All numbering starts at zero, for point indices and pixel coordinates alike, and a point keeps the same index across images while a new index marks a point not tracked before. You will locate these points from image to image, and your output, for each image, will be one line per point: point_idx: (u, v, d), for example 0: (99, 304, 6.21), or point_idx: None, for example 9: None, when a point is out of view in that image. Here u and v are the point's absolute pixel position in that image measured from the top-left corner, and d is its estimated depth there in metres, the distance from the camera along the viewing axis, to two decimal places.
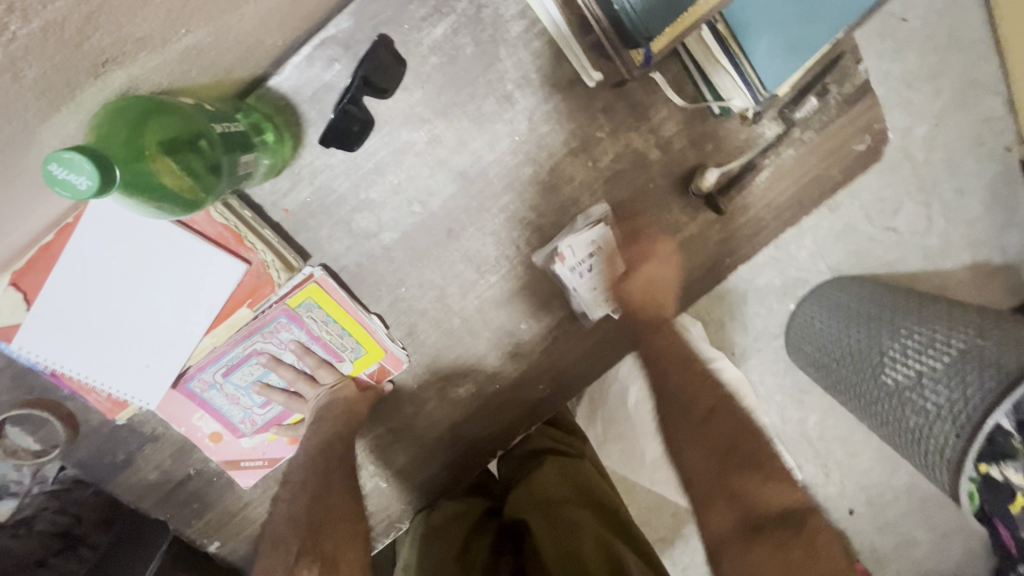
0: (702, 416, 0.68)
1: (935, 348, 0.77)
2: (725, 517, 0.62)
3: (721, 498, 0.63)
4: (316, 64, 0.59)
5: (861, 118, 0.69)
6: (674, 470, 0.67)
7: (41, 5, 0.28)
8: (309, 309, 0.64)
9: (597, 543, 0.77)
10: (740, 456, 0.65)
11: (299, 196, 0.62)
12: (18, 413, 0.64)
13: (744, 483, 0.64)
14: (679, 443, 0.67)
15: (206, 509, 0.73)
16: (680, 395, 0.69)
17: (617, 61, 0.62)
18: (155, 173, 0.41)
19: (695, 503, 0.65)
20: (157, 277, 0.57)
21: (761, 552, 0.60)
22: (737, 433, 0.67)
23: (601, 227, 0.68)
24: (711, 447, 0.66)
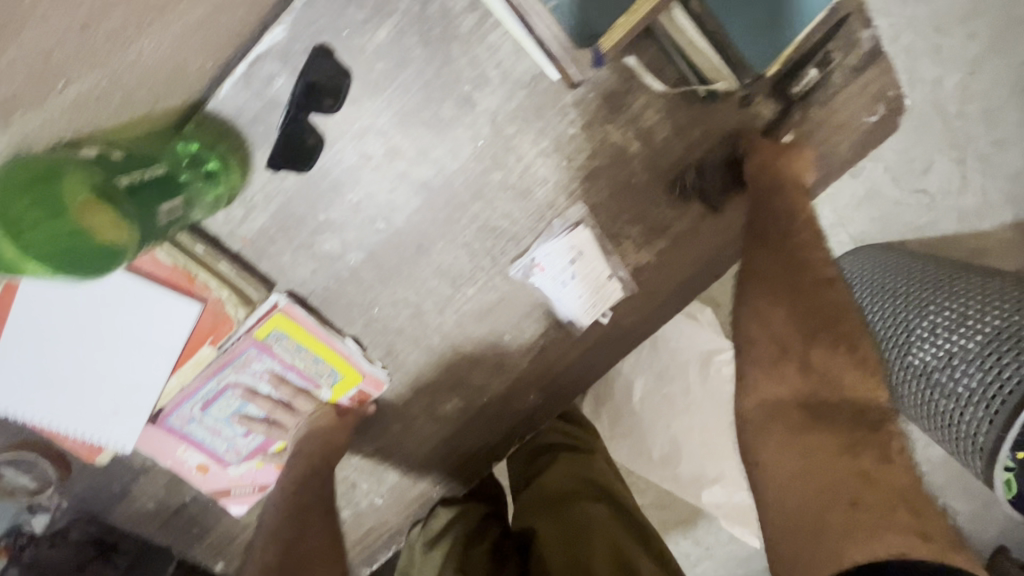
0: (807, 281, 0.63)
1: (967, 326, 0.72)
2: (785, 390, 0.63)
3: (795, 369, 0.62)
4: (255, 83, 0.54)
5: (870, 86, 0.61)
6: (750, 328, 0.65)
7: None
8: (278, 339, 0.62)
9: (608, 551, 0.72)
10: (834, 335, 0.62)
11: (256, 223, 0.59)
12: (7, 455, 0.64)
13: (827, 363, 0.62)
14: (756, 302, 0.64)
15: (206, 533, 0.73)
16: (793, 254, 0.64)
17: (564, 61, 0.54)
18: (71, 227, 0.37)
19: (755, 363, 0.65)
20: (114, 325, 0.56)
21: (811, 440, 0.61)
22: (839, 311, 0.62)
23: (579, 230, 0.63)
24: (804, 315, 0.62)
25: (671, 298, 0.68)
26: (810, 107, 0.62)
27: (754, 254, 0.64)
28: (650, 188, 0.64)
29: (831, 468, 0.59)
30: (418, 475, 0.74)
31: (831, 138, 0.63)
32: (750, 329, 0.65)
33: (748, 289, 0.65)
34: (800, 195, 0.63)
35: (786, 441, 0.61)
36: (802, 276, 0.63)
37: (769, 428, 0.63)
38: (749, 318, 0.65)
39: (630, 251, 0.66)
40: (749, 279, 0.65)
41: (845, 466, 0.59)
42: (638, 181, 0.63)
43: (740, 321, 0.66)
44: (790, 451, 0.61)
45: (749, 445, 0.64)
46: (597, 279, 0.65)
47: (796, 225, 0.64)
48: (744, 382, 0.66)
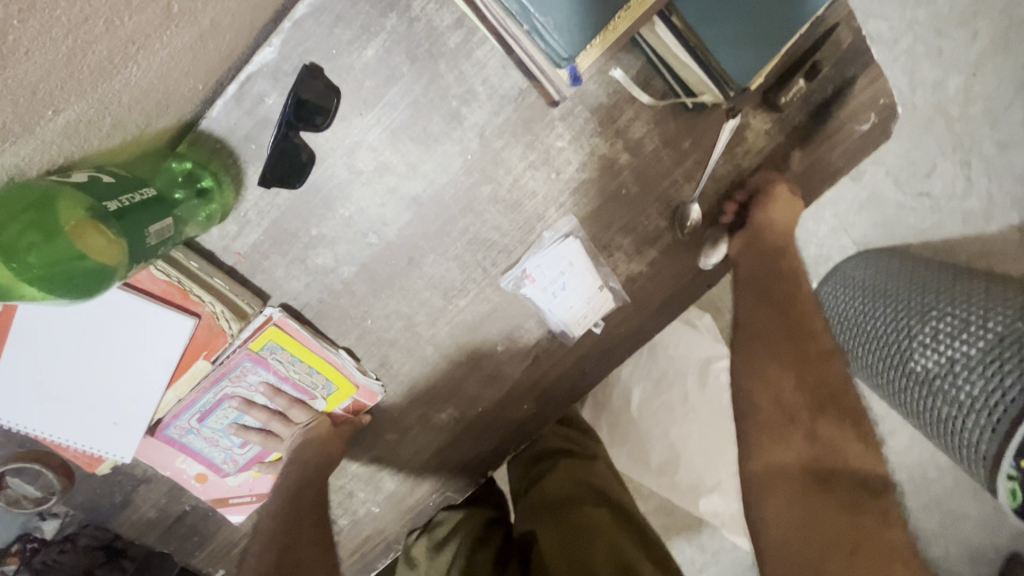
0: (812, 354, 0.65)
1: (970, 332, 0.72)
2: (790, 455, 0.63)
3: (801, 436, 0.63)
4: (246, 102, 0.56)
5: (859, 95, 0.61)
6: (754, 392, 0.65)
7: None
8: (272, 351, 0.63)
9: (608, 555, 0.70)
10: (840, 408, 0.64)
11: (250, 238, 0.60)
12: (12, 467, 0.66)
13: (834, 435, 0.63)
14: (763, 365, 0.66)
15: (207, 540, 0.74)
16: (796, 324, 0.66)
17: (543, 79, 0.56)
18: (72, 251, 0.38)
19: (762, 428, 0.65)
20: (111, 339, 0.57)
21: (817, 506, 0.62)
22: (842, 384, 0.65)
23: (570, 241, 0.64)
24: (810, 385, 0.64)
25: (663, 307, 0.68)
26: (799, 116, 0.62)
27: (755, 315, 0.67)
28: (639, 199, 0.64)
29: (839, 531, 0.60)
30: (413, 485, 0.74)
31: (821, 147, 0.63)
32: (754, 392, 0.66)
33: (750, 352, 0.67)
34: (792, 255, 0.68)
35: (790, 504, 0.62)
36: (808, 348, 0.65)
37: (774, 491, 0.63)
38: (754, 380, 0.66)
39: (621, 262, 0.66)
40: (747, 336, 0.68)
41: (849, 530, 0.60)
42: (628, 193, 0.64)
43: (744, 382, 0.66)
44: (794, 514, 0.62)
45: (752, 505, 0.65)
46: (588, 290, 0.65)
47: (795, 296, 0.67)
48: (748, 445, 0.65)
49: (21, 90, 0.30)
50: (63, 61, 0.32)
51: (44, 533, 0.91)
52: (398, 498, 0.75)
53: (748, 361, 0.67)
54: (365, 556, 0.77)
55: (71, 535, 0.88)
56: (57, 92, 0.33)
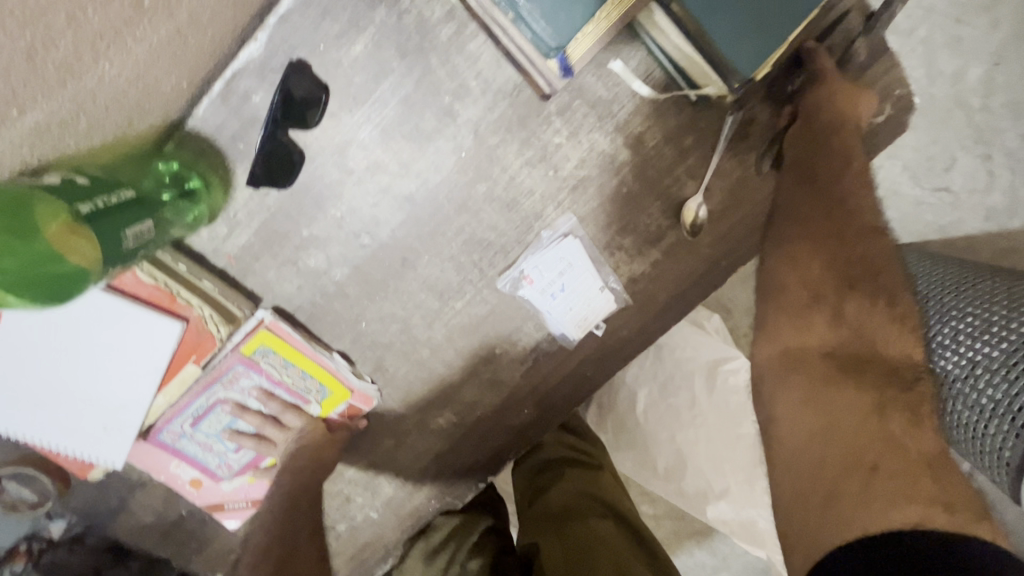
0: (848, 229, 0.55)
1: (992, 334, 0.68)
2: (809, 339, 0.55)
3: (823, 318, 0.54)
4: (233, 101, 0.54)
5: (876, 85, 0.60)
6: (773, 274, 0.58)
7: None
8: (264, 355, 0.62)
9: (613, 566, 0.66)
10: (875, 285, 0.53)
11: (240, 240, 0.59)
12: (8, 472, 0.65)
13: (864, 319, 0.52)
14: (787, 243, 0.57)
15: (204, 545, 0.73)
16: (833, 193, 0.56)
17: (532, 71, 0.53)
18: (49, 253, 0.36)
19: (782, 309, 0.57)
20: (98, 344, 0.56)
21: (833, 393, 0.52)
22: (882, 262, 0.53)
23: (569, 241, 0.62)
24: (840, 261, 0.54)
25: (666, 309, 0.66)
26: None
27: (790, 197, 0.58)
28: (641, 197, 0.62)
29: (855, 424, 0.50)
30: (411, 490, 0.73)
31: None
32: (778, 274, 0.58)
33: (778, 229, 0.58)
34: (850, 134, 0.56)
35: (805, 392, 0.53)
36: (846, 222, 0.55)
37: (790, 381, 0.55)
38: (779, 261, 0.58)
39: (623, 262, 0.63)
40: (779, 214, 0.58)
41: (869, 425, 0.50)
42: (629, 190, 0.61)
43: (769, 260, 0.59)
44: (809, 409, 0.53)
45: (766, 393, 0.57)
46: (589, 291, 0.63)
47: (841, 160, 0.56)
48: (764, 329, 0.59)
49: None
50: (23, 58, 0.31)
51: (50, 534, 0.89)
52: (396, 503, 0.73)
53: (776, 241, 0.58)
54: (363, 563, 0.76)
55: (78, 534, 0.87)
56: (20, 91, 0.32)
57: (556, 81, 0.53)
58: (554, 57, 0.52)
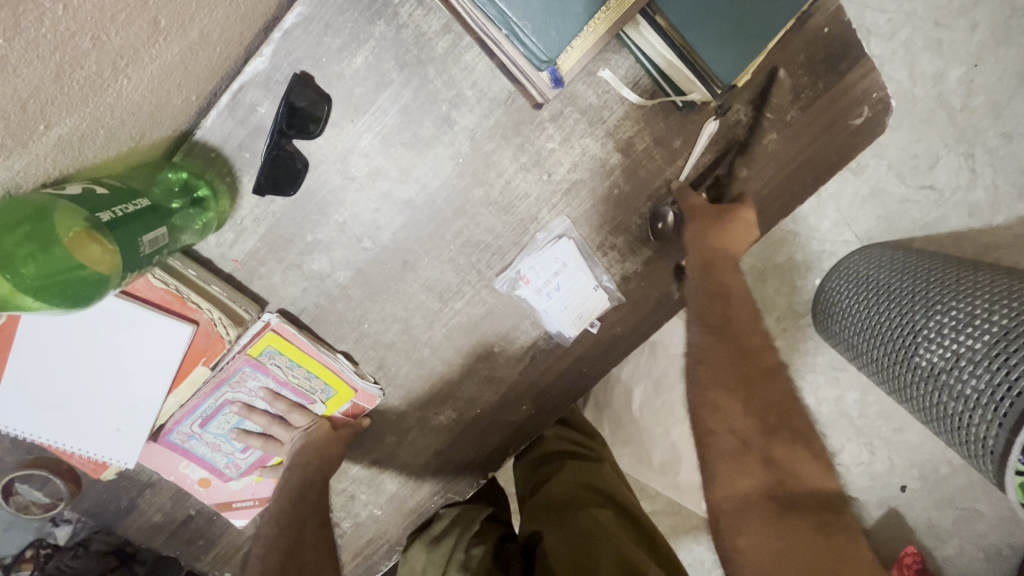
0: (756, 373, 0.61)
1: (975, 326, 0.72)
2: (749, 481, 0.58)
3: (756, 460, 0.58)
4: (239, 113, 0.57)
5: (854, 88, 0.63)
6: (699, 425, 0.61)
7: None
8: (271, 357, 0.64)
9: (615, 554, 0.67)
10: (789, 429, 0.59)
11: (246, 245, 0.61)
12: (23, 473, 0.67)
13: (788, 454, 0.59)
14: (710, 394, 0.61)
15: (212, 544, 0.75)
16: (735, 338, 0.62)
17: (523, 83, 0.56)
18: (69, 261, 0.39)
19: (718, 455, 0.59)
20: (111, 347, 0.58)
21: (787, 530, 0.56)
22: (788, 400, 0.61)
23: (563, 242, 0.64)
24: (760, 406, 0.60)
25: (658, 307, 0.68)
26: (790, 111, 0.63)
27: (704, 347, 0.63)
28: (632, 199, 0.64)
29: (812, 554, 0.54)
30: (413, 487, 0.75)
31: (812, 144, 0.64)
32: (707, 424, 0.61)
33: (699, 380, 0.62)
34: (725, 268, 0.63)
35: (761, 533, 0.56)
36: (750, 365, 0.62)
37: (744, 521, 0.57)
38: (705, 409, 0.61)
39: (615, 261, 0.66)
40: (698, 368, 0.63)
41: (824, 554, 0.54)
42: (620, 192, 0.64)
43: (695, 409, 0.62)
44: (768, 542, 0.55)
45: (722, 537, 0.58)
46: (582, 290, 0.66)
47: (732, 312, 0.63)
48: (706, 473, 0.60)
49: (12, 104, 0.31)
50: (52, 78, 0.33)
51: (56, 539, 0.93)
52: (400, 499, 0.75)
53: (698, 394, 0.62)
54: (367, 559, 0.78)
55: (84, 540, 0.90)
56: (48, 108, 0.34)
57: (546, 93, 0.56)
58: (545, 70, 0.52)
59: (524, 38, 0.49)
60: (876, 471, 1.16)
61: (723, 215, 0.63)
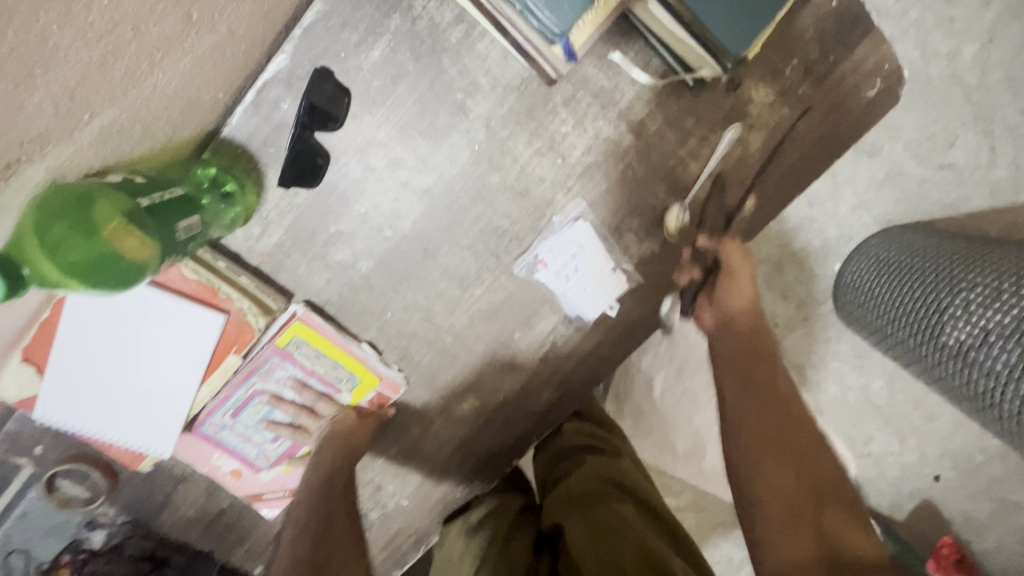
0: (798, 435, 0.59)
1: (1001, 299, 0.73)
2: (804, 554, 0.51)
3: (808, 529, 0.52)
4: (263, 108, 0.59)
5: (867, 60, 0.63)
6: (739, 487, 0.57)
7: (20, 103, 0.31)
8: (298, 346, 0.66)
9: (638, 548, 0.63)
10: (840, 497, 0.55)
11: (272, 239, 0.63)
12: (64, 468, 0.69)
13: (846, 530, 0.53)
14: (750, 453, 0.58)
15: (244, 537, 0.76)
16: (772, 399, 0.61)
17: (539, 61, 0.56)
18: (111, 250, 0.40)
19: (766, 518, 0.54)
20: (147, 338, 0.60)
21: None
22: (833, 468, 0.57)
23: (579, 224, 0.65)
24: (805, 470, 0.56)
25: (678, 287, 0.69)
26: (801, 86, 0.64)
27: (742, 405, 0.61)
28: (645, 179, 0.65)
29: None
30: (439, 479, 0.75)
31: (825, 117, 0.65)
32: (750, 482, 0.56)
33: (739, 440, 0.59)
34: (765, 339, 0.65)
35: None
36: (793, 428, 0.59)
37: None
38: (746, 469, 0.57)
39: (632, 243, 0.67)
40: (738, 431, 0.59)
41: None
42: (634, 174, 0.65)
43: (738, 471, 0.58)
44: None
45: None
46: (601, 272, 0.67)
47: (773, 378, 0.63)
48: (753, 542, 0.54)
49: (58, 89, 0.33)
50: (95, 65, 0.35)
51: (92, 544, 0.95)
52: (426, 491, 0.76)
53: (735, 453, 0.58)
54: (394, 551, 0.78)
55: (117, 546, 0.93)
56: (91, 97, 0.37)
57: (561, 68, 0.56)
58: (559, 43, 0.54)
59: (537, 16, 0.52)
60: (908, 459, 1.17)
61: (749, 274, 0.67)
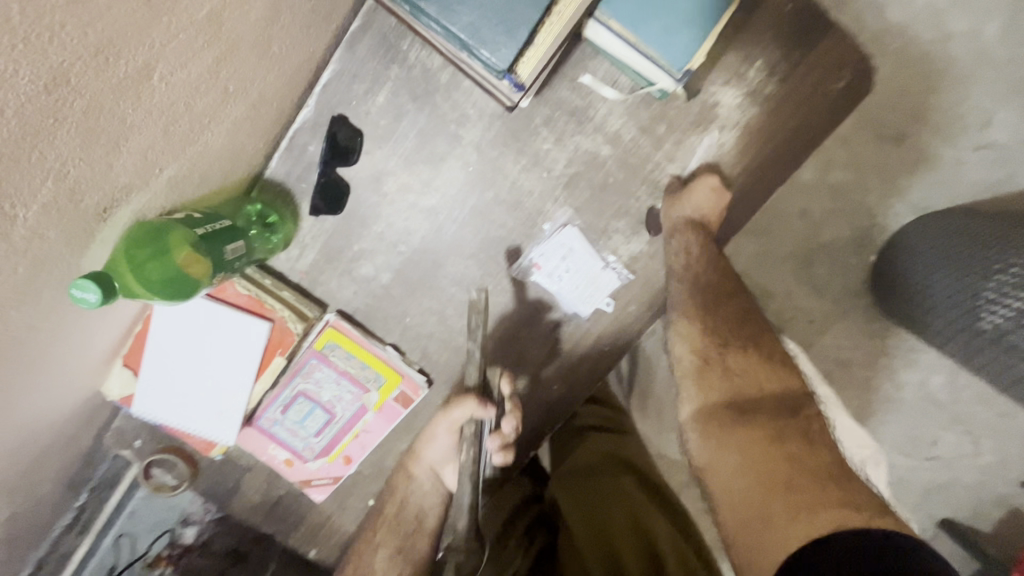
0: (738, 366, 0.72)
1: None
2: (708, 394, 0.72)
3: (716, 375, 0.72)
4: (294, 152, 0.72)
5: (833, 54, 0.67)
6: (690, 452, 0.72)
7: (107, 170, 0.44)
8: (332, 349, 0.76)
9: (628, 520, 0.80)
10: (751, 342, 0.73)
11: (308, 259, 0.75)
12: (157, 457, 0.84)
13: (745, 370, 0.71)
14: (697, 380, 0.73)
15: (302, 521, 0.88)
16: (713, 339, 0.73)
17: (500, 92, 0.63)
18: (173, 268, 0.53)
19: (685, 369, 0.74)
20: (213, 345, 0.72)
21: (737, 431, 0.68)
22: (762, 394, 0.70)
23: (566, 229, 0.73)
24: (734, 406, 0.70)
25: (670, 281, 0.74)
26: (769, 84, 0.68)
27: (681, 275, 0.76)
28: (627, 183, 0.72)
29: (760, 459, 0.65)
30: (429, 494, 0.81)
31: (800, 109, 0.68)
32: (687, 387, 0.74)
33: (695, 420, 0.72)
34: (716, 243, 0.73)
35: (722, 445, 0.68)
36: (733, 353, 0.72)
37: (706, 429, 0.71)
38: (689, 388, 0.74)
39: (621, 243, 0.73)
40: (688, 361, 0.74)
41: (775, 455, 0.64)
42: (615, 179, 0.72)
43: (696, 449, 0.71)
44: (725, 447, 0.68)
45: (695, 454, 0.72)
46: (592, 271, 0.73)
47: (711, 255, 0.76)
48: (687, 435, 0.73)
49: (136, 156, 0.47)
50: (161, 135, 0.48)
51: None
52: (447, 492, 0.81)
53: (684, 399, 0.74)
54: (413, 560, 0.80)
55: None
56: (159, 157, 0.50)
57: (516, 97, 0.62)
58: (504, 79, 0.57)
59: (485, 57, 0.55)
60: (985, 462, 1.16)
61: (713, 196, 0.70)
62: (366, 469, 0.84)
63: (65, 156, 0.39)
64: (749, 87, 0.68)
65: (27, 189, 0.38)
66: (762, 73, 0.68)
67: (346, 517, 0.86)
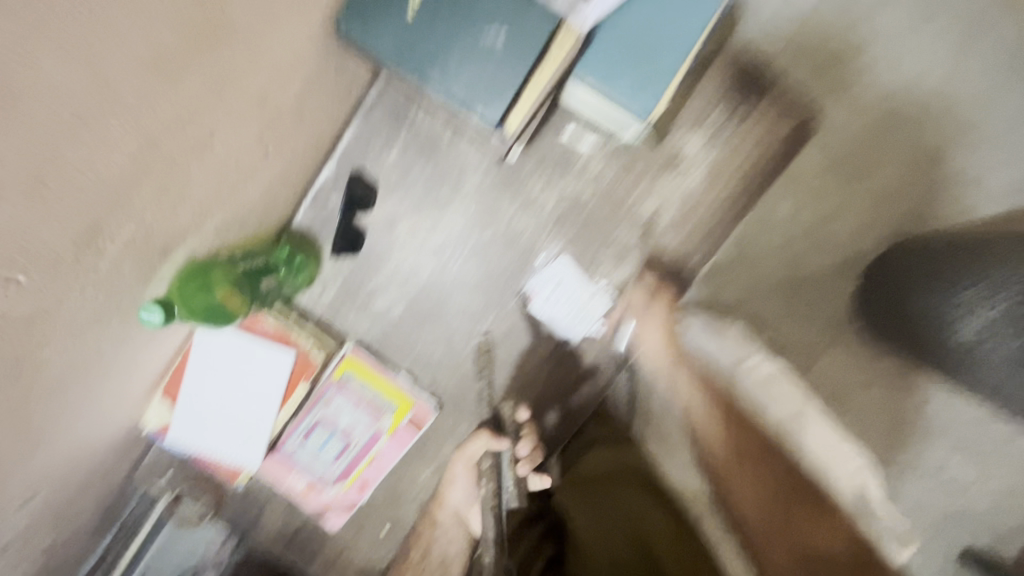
0: (796, 518, 0.84)
1: None
2: (782, 554, 0.82)
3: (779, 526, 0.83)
4: (317, 202, 0.82)
5: (780, 102, 0.78)
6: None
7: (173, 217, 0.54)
8: (350, 378, 0.84)
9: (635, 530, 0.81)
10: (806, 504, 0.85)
11: (328, 296, 0.84)
12: (184, 489, 0.89)
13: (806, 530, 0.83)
14: (766, 548, 0.82)
15: (319, 551, 0.91)
16: (779, 516, 0.84)
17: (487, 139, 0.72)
18: (213, 299, 0.63)
19: (756, 528, 0.84)
20: (243, 376, 0.80)
21: None
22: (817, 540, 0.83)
23: (558, 260, 0.81)
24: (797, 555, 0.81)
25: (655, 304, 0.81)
26: (727, 130, 0.79)
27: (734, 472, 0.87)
28: (610, 219, 0.81)
29: None
30: (463, 516, 0.86)
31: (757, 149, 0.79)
32: (750, 526, 0.84)
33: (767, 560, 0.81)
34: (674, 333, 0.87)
35: None
36: (794, 525, 0.84)
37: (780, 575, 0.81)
38: (754, 531, 0.83)
39: (608, 272, 0.82)
40: (759, 532, 0.83)
41: None
42: (599, 216, 0.81)
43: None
44: None
45: None
46: (584, 296, 0.82)
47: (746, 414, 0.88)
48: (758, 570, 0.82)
49: (195, 204, 0.57)
50: (213, 187, 0.59)
51: None
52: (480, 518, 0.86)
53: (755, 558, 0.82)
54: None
55: None
56: (211, 205, 0.60)
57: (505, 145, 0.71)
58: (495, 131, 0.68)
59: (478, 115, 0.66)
60: None
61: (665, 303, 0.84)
62: (381, 495, 0.89)
63: (143, 204, 0.49)
64: (710, 132, 0.79)
65: (115, 227, 0.48)
66: (720, 120, 0.79)
67: (362, 544, 0.90)
